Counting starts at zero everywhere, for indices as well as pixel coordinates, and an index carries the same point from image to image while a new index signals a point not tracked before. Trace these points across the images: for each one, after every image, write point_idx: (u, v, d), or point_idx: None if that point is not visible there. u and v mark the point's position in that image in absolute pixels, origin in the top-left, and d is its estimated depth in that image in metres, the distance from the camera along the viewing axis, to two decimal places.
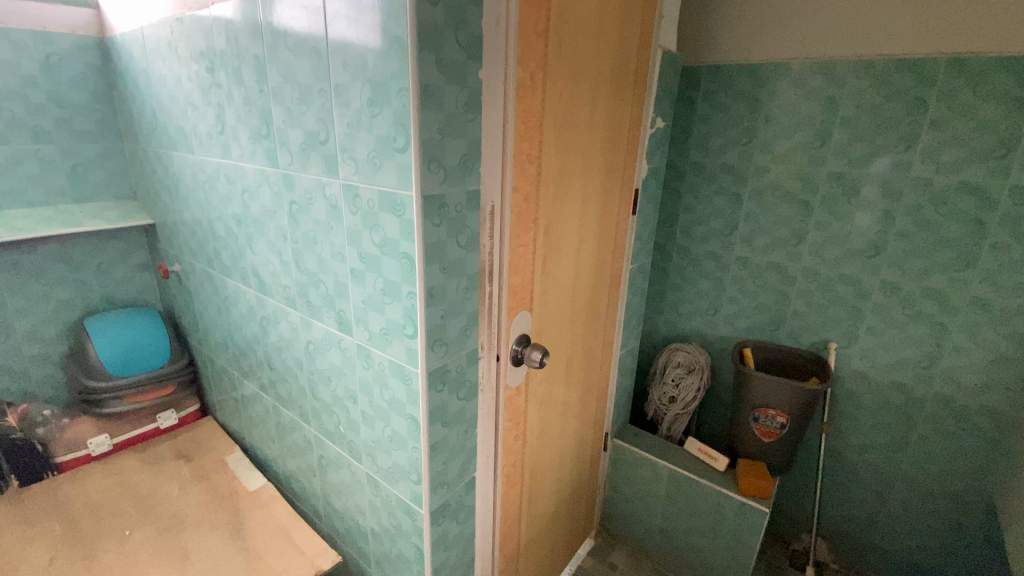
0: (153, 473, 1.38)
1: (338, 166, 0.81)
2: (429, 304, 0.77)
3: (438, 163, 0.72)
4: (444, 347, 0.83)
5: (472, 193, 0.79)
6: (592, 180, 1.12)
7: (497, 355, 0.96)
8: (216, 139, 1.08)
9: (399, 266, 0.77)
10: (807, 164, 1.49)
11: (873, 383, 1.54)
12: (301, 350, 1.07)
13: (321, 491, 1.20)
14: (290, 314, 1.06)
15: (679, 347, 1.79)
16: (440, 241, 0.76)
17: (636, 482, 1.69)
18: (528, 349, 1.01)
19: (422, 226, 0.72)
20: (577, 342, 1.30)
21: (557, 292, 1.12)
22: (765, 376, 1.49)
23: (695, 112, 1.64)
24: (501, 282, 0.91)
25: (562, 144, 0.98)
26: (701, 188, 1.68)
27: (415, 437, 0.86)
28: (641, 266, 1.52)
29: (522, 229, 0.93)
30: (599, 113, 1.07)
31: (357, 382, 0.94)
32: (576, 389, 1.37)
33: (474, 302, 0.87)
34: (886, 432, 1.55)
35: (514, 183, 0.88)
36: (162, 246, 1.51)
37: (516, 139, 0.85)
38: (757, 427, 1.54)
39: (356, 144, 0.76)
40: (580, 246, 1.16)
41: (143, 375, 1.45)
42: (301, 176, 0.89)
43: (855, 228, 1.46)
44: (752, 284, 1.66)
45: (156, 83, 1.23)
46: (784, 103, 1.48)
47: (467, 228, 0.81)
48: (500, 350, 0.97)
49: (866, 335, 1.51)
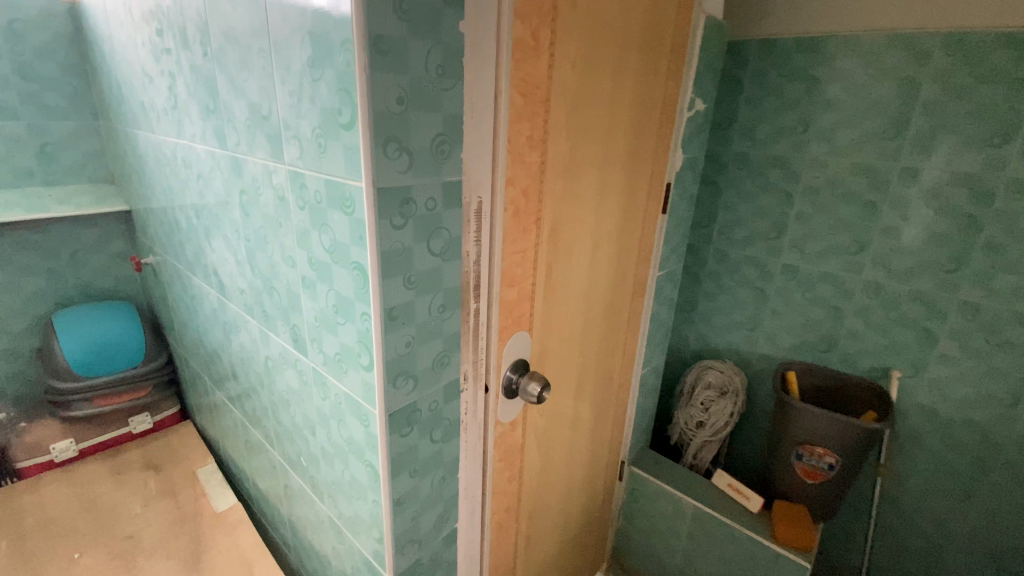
0: (118, 485, 1.27)
1: (283, 147, 0.64)
2: (388, 330, 0.59)
3: (399, 145, 0.53)
4: (412, 382, 0.65)
5: (450, 185, 0.61)
6: (614, 172, 0.92)
7: (485, 386, 0.78)
8: (171, 117, 0.93)
9: (351, 279, 0.59)
10: (874, 158, 1.25)
11: (941, 421, 1.29)
12: (261, 365, 0.91)
13: (289, 522, 1.06)
14: (248, 323, 0.90)
15: (711, 365, 1.58)
16: (404, 248, 0.58)
17: (653, 516, 1.49)
18: (524, 379, 0.82)
19: (377, 229, 0.54)
20: (589, 363, 1.10)
21: (565, 307, 0.93)
22: (813, 410, 1.26)
23: (741, 95, 1.41)
24: (491, 298, 0.73)
25: (575, 126, 0.78)
26: (745, 184, 1.46)
27: (376, 488, 0.69)
28: (670, 273, 1.32)
29: (519, 232, 0.74)
30: (624, 90, 0.86)
31: (315, 411, 0.78)
32: (587, 416, 1.19)
33: (454, 324, 0.69)
34: (952, 478, 1.30)
35: (510, 174, 0.69)
36: (140, 235, 1.39)
37: (511, 116, 0.66)
38: (800, 466, 1.32)
39: (299, 119, 0.59)
40: (595, 251, 0.96)
41: (113, 376, 1.33)
42: (249, 160, 0.73)
43: (931, 236, 1.21)
44: (800, 297, 1.44)
45: (119, 53, 1.09)
46: (849, 85, 1.24)
47: (444, 230, 0.62)
48: (489, 380, 0.78)
49: (937, 364, 1.26)
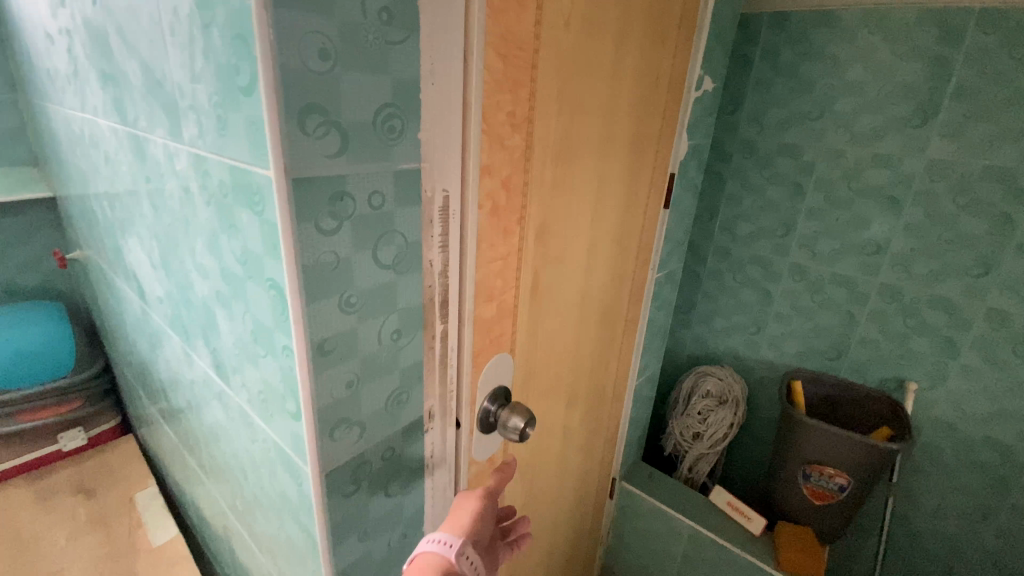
0: (42, 512, 1.11)
1: (182, 121, 0.48)
2: (320, 369, 0.44)
3: (326, 118, 0.38)
4: (358, 430, 0.50)
5: (403, 175, 0.45)
6: (613, 160, 0.77)
7: (456, 422, 0.64)
8: (74, 86, 0.77)
9: (269, 301, 0.44)
10: (898, 148, 1.12)
11: (960, 438, 1.18)
12: (189, 389, 0.76)
13: (232, 564, 0.91)
14: (171, 338, 0.75)
15: (709, 371, 1.45)
16: (339, 260, 0.43)
17: (646, 536, 1.38)
18: (504, 412, 0.68)
19: (297, 234, 0.39)
20: (580, 380, 0.96)
21: (554, 320, 0.79)
22: (824, 427, 1.15)
23: (750, 76, 1.26)
24: (462, 317, 0.58)
25: (568, 103, 0.63)
26: (752, 175, 1.32)
27: (315, 558, 0.55)
28: (670, 273, 1.18)
29: (498, 234, 0.59)
30: (627, 60, 0.71)
31: (245, 452, 0.63)
32: (576, 436, 1.05)
33: (414, 353, 0.54)
34: (966, 495, 1.19)
35: (486, 160, 0.54)
36: (66, 227, 1.21)
37: (487, 85, 0.50)
38: (808, 487, 1.21)
39: (195, 83, 0.43)
40: (590, 254, 0.81)
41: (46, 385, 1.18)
42: (150, 140, 0.57)
43: (958, 236, 1.09)
44: (809, 300, 1.31)
45: (21, 9, 0.91)
46: (874, 65, 1.10)
47: (398, 234, 0.47)
48: (461, 415, 0.64)
49: (958, 376, 1.15)
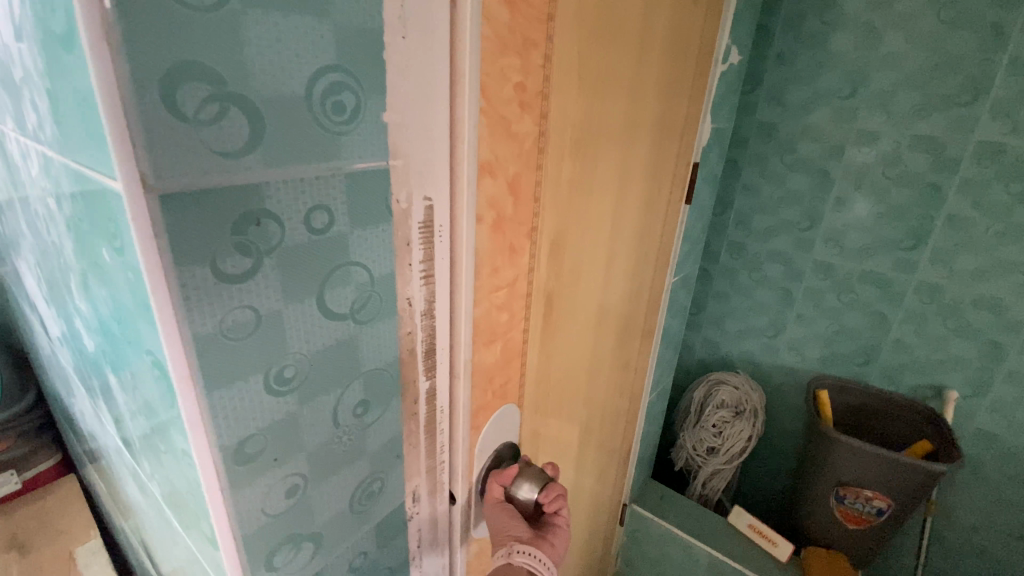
0: None
1: (23, 104, 0.32)
2: (240, 483, 0.29)
3: (216, 88, 0.22)
4: (311, 545, 0.35)
5: (362, 181, 0.29)
6: (635, 150, 0.62)
7: (450, 496, 0.48)
8: None
9: (154, 382, 0.28)
10: (942, 128, 0.99)
11: (1005, 450, 1.07)
12: (107, 451, 0.59)
13: None
14: (79, 388, 0.58)
15: (724, 379, 1.31)
16: (261, 319, 0.27)
17: (660, 562, 1.25)
18: (512, 477, 0.53)
19: (178, 290, 0.23)
20: (594, 409, 0.82)
21: (568, 349, 0.64)
22: (860, 446, 1.03)
23: (770, 49, 1.12)
24: (456, 367, 0.43)
25: (590, 76, 0.48)
26: (771, 161, 1.18)
27: None
28: (686, 275, 1.04)
29: (502, 253, 0.44)
30: (657, 19, 0.56)
31: (169, 546, 0.47)
32: (587, 470, 0.91)
33: (390, 427, 0.38)
34: (1011, 512, 1.08)
35: (485, 153, 0.38)
36: None
37: (486, 42, 0.35)
38: (841, 510, 1.10)
39: (21, 40, 0.27)
40: (608, 267, 0.66)
41: None
42: (4, 135, 0.40)
43: (1011, 228, 0.97)
44: (835, 301, 1.18)
45: None
46: (916, 35, 0.97)
47: (359, 268, 0.31)
48: (456, 488, 0.48)
49: (1004, 383, 1.04)
